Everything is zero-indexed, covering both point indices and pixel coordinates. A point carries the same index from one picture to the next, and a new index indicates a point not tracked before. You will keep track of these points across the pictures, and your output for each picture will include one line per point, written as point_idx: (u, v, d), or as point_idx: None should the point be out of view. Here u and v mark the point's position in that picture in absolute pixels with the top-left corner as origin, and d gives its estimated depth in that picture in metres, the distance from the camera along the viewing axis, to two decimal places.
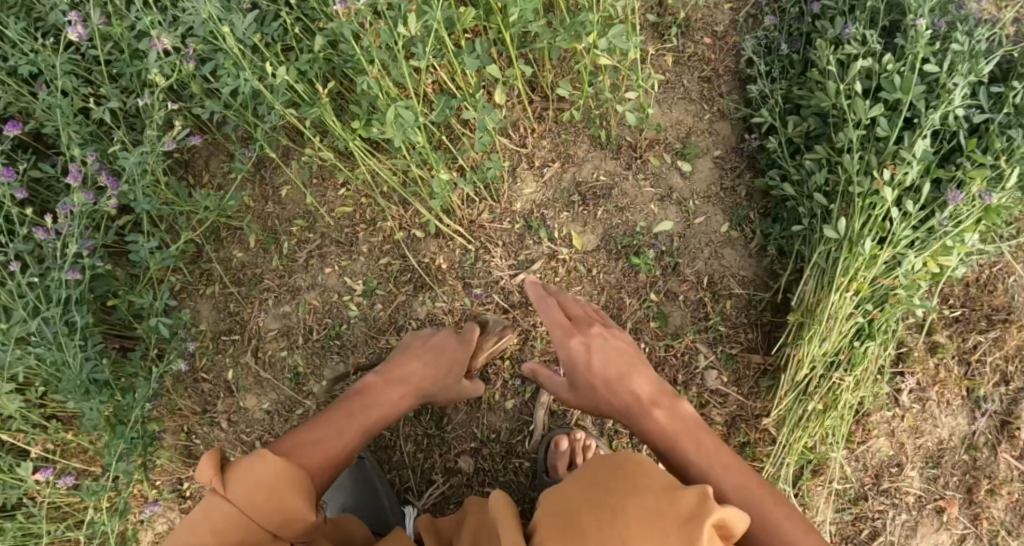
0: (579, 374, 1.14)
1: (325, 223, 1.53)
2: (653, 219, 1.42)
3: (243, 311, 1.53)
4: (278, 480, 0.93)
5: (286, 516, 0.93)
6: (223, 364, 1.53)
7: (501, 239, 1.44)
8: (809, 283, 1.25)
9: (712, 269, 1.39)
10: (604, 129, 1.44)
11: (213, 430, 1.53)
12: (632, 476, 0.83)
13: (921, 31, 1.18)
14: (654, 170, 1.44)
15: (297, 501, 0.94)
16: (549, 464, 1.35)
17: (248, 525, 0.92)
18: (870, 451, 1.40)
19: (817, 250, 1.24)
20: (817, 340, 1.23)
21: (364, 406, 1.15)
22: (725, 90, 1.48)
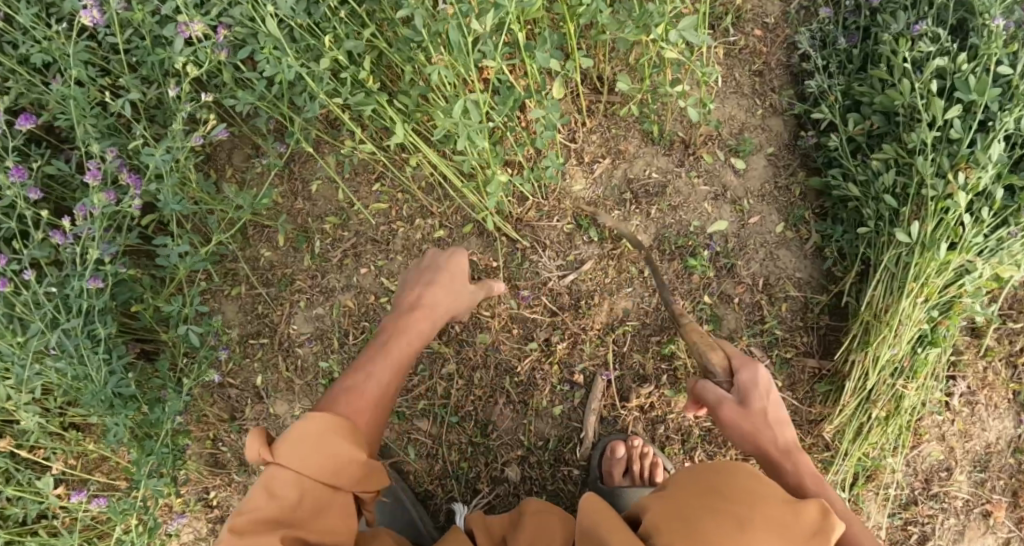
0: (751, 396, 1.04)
1: (359, 219, 1.45)
2: (707, 219, 1.37)
3: (272, 313, 1.45)
4: (325, 431, 0.92)
5: (337, 463, 0.91)
6: (252, 369, 1.46)
7: (548, 238, 1.39)
8: (878, 289, 1.21)
9: (767, 271, 1.35)
10: (656, 124, 1.38)
11: (241, 438, 1.46)
12: (751, 484, 0.80)
13: (998, 32, 1.15)
14: (707, 167, 1.38)
15: (345, 445, 0.92)
16: (604, 471, 1.32)
17: (303, 481, 0.90)
18: (921, 456, 1.34)
19: (886, 254, 1.20)
20: (886, 347, 1.19)
21: (405, 338, 1.12)
22: (777, 85, 1.43)
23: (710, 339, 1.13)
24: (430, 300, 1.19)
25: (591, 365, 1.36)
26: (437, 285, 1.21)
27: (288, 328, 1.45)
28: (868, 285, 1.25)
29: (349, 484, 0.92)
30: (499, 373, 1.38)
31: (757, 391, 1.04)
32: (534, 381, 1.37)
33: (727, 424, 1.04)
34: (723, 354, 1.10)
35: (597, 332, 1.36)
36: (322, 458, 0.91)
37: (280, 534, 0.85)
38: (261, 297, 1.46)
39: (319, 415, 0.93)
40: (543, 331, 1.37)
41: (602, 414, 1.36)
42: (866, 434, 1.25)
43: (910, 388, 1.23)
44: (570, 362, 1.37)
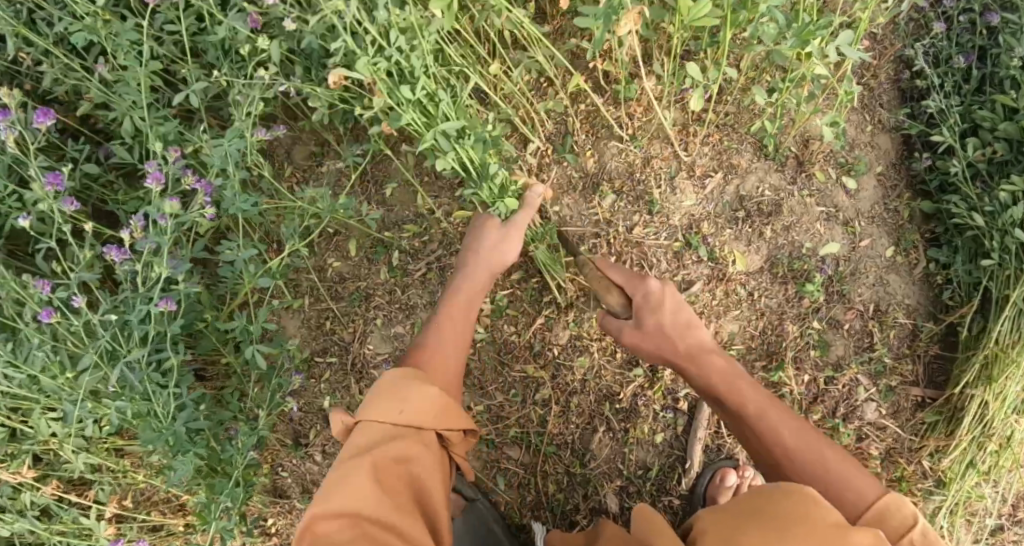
0: (703, 381, 1.02)
1: (440, 228, 1.33)
2: (819, 240, 1.31)
3: (341, 331, 1.35)
4: (384, 389, 0.90)
5: (404, 399, 0.88)
6: (319, 390, 1.34)
7: (656, 257, 1.30)
8: (1006, 323, 1.18)
9: (877, 296, 1.31)
10: (772, 139, 1.30)
11: (306, 464, 1.35)
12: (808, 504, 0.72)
13: None
14: (820, 186, 1.32)
15: (420, 386, 0.90)
16: (709, 497, 1.26)
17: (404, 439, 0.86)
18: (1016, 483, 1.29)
19: (1015, 289, 1.16)
20: (1011, 384, 1.17)
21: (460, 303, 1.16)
22: (885, 100, 1.37)
23: (605, 280, 1.16)
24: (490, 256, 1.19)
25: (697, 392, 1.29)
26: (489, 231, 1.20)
27: (364, 348, 1.34)
28: (992, 320, 1.21)
29: (433, 423, 0.88)
30: (599, 398, 1.29)
31: (669, 308, 1.05)
32: (636, 407, 1.29)
33: (637, 348, 1.07)
34: (620, 294, 1.14)
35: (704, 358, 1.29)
36: (400, 398, 0.88)
37: (367, 464, 0.81)
38: (332, 313, 1.35)
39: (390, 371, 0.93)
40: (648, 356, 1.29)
41: (707, 443, 1.29)
42: (976, 468, 1.22)
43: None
44: (674, 389, 1.29)
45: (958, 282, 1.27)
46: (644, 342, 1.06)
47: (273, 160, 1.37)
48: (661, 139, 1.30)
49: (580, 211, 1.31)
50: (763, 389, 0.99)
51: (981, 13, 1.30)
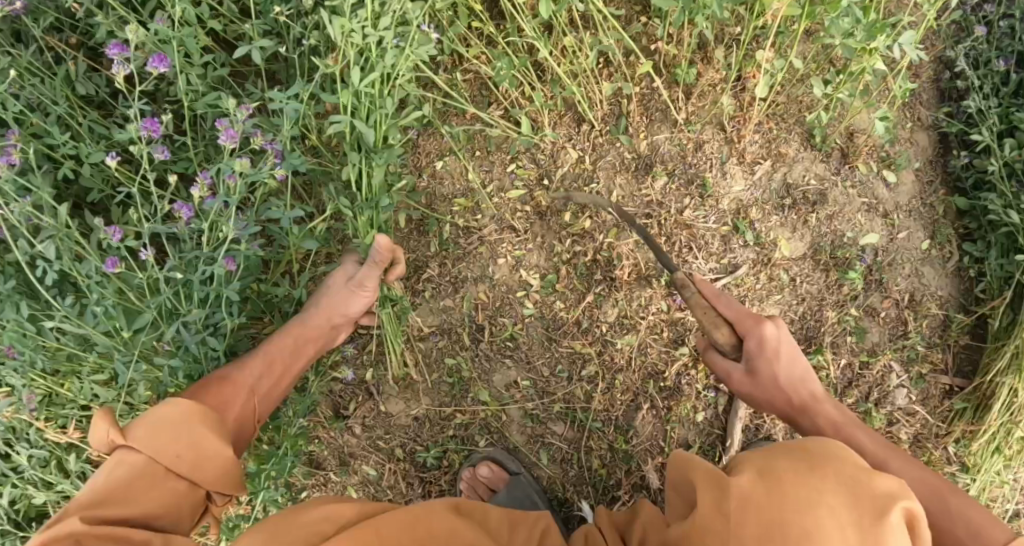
0: (769, 384, 1.01)
1: (492, 203, 1.34)
2: (859, 230, 1.36)
3: None
4: (190, 415, 0.88)
5: (176, 450, 0.86)
6: (362, 361, 1.34)
7: (704, 240, 1.32)
8: None
9: (912, 287, 1.36)
10: (820, 130, 1.34)
11: (344, 436, 1.34)
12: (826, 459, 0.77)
13: None
14: (863, 178, 1.36)
15: (198, 428, 0.88)
16: None
17: (155, 476, 0.85)
18: None
19: None
20: None
21: (295, 347, 1.13)
22: (924, 99, 1.43)
23: (710, 311, 1.02)
24: (336, 304, 1.15)
25: None
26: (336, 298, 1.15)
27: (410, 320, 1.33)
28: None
29: (182, 470, 0.86)
30: (643, 376, 1.32)
31: (786, 357, 1.00)
32: (680, 385, 1.31)
33: (744, 393, 1.03)
34: (728, 328, 1.02)
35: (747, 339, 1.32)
36: (160, 442, 0.86)
37: (79, 517, 0.78)
38: None
39: (183, 400, 0.89)
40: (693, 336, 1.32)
41: (746, 423, 1.32)
42: (1003, 455, 1.27)
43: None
44: None
45: (990, 276, 1.31)
46: (754, 389, 1.02)
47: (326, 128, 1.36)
48: (714, 124, 1.33)
49: (632, 191, 1.33)
50: (841, 411, 1.02)
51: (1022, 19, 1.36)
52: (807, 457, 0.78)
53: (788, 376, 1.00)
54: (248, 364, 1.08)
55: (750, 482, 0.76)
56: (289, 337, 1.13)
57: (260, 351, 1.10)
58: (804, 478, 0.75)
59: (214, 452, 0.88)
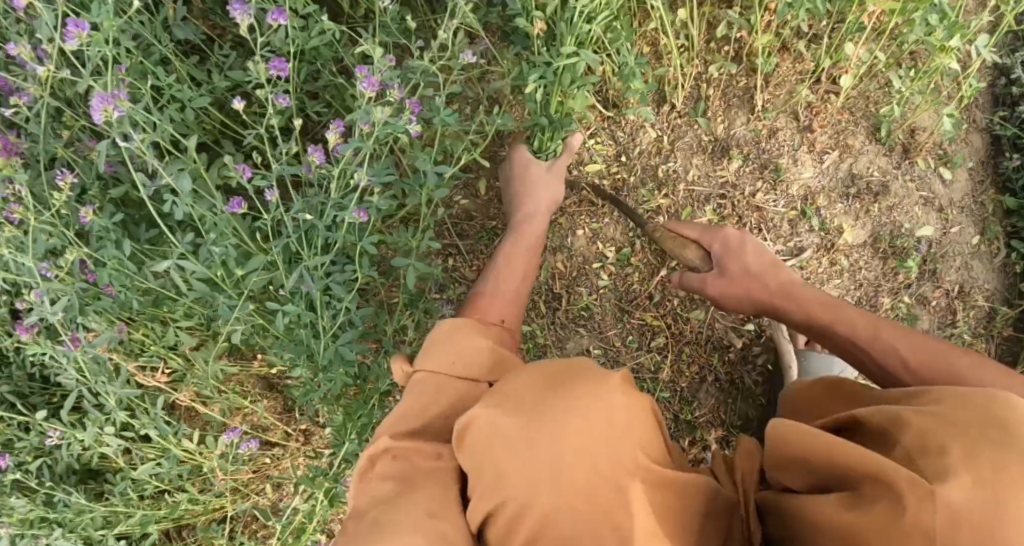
0: (744, 286, 1.03)
1: (571, 177, 1.38)
2: (916, 222, 1.43)
3: (466, 268, 1.37)
4: (464, 333, 0.94)
5: (466, 358, 0.92)
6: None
7: (774, 222, 1.38)
8: None
9: (962, 279, 1.43)
10: (886, 124, 1.41)
11: None
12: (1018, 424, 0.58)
13: None
14: (920, 173, 1.44)
15: (480, 339, 0.93)
16: None
17: (454, 384, 0.90)
18: None
19: None
20: None
21: (522, 248, 1.16)
22: (980, 101, 1.50)
23: (673, 237, 1.12)
24: (531, 198, 1.20)
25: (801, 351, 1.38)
26: (529, 193, 1.21)
27: None
28: None
29: (479, 374, 0.91)
30: (710, 350, 1.37)
31: (752, 253, 1.03)
32: (744, 360, 1.37)
33: (722, 297, 1.06)
34: (694, 245, 1.09)
35: None
36: (455, 350, 0.92)
37: (387, 436, 0.86)
38: (455, 249, 1.37)
39: (452, 319, 0.96)
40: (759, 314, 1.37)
41: None
42: None
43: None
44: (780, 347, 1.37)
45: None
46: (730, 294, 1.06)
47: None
48: (787, 112, 1.39)
49: (707, 173, 1.38)
50: (822, 294, 0.99)
51: None
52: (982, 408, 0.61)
53: (756, 267, 1.03)
54: (494, 283, 1.11)
55: (936, 455, 0.58)
56: (530, 255, 1.16)
57: (493, 276, 1.12)
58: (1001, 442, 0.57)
59: (481, 356, 0.92)
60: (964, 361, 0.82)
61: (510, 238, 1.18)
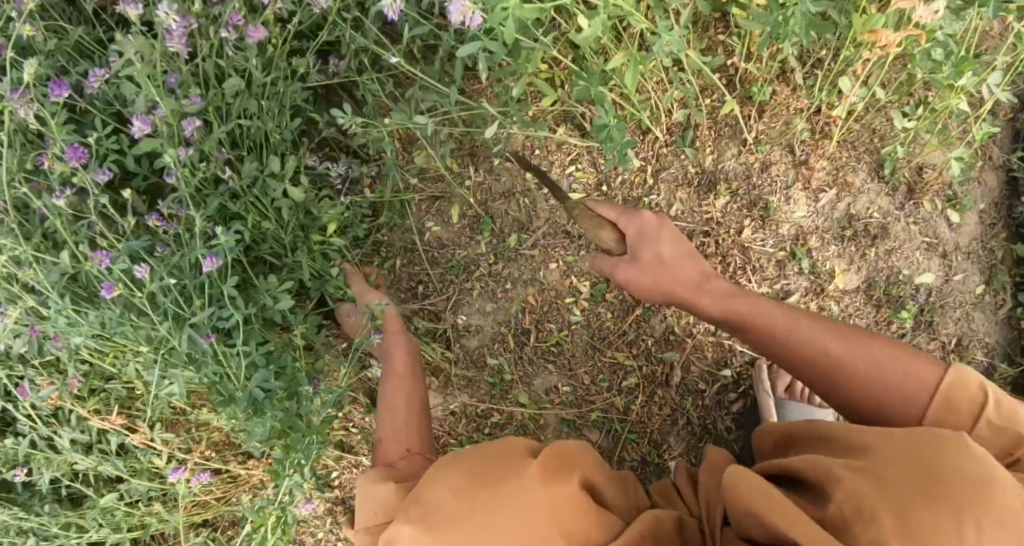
0: (634, 285, 0.97)
1: (548, 206, 1.31)
2: (916, 268, 1.34)
3: (435, 296, 1.32)
4: (366, 490, 0.95)
5: (380, 502, 0.93)
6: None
7: (760, 263, 1.30)
8: None
9: (961, 331, 1.35)
10: (891, 161, 1.31)
11: None
12: (948, 502, 0.62)
13: None
14: (925, 215, 1.34)
15: (383, 485, 0.94)
16: None
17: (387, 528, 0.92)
18: None
19: None
20: None
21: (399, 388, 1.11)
22: (1001, 136, 1.40)
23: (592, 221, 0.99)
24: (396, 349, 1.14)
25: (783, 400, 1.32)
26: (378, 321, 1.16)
27: (456, 317, 1.31)
28: None
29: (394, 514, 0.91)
30: (683, 393, 1.31)
31: (669, 241, 0.97)
32: (719, 406, 1.31)
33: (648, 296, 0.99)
34: (614, 232, 0.98)
35: None
36: (370, 503, 0.94)
37: None
38: (424, 276, 1.32)
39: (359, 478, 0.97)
40: (738, 358, 1.30)
41: None
42: None
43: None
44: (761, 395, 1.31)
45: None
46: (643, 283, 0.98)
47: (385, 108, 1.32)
48: (784, 145, 1.30)
49: (693, 209, 1.30)
50: (755, 296, 0.96)
51: None
52: (931, 450, 0.66)
53: (672, 262, 0.97)
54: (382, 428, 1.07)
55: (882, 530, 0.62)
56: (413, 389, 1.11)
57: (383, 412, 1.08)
58: (948, 484, 0.63)
59: (385, 494, 0.93)
60: (896, 368, 0.82)
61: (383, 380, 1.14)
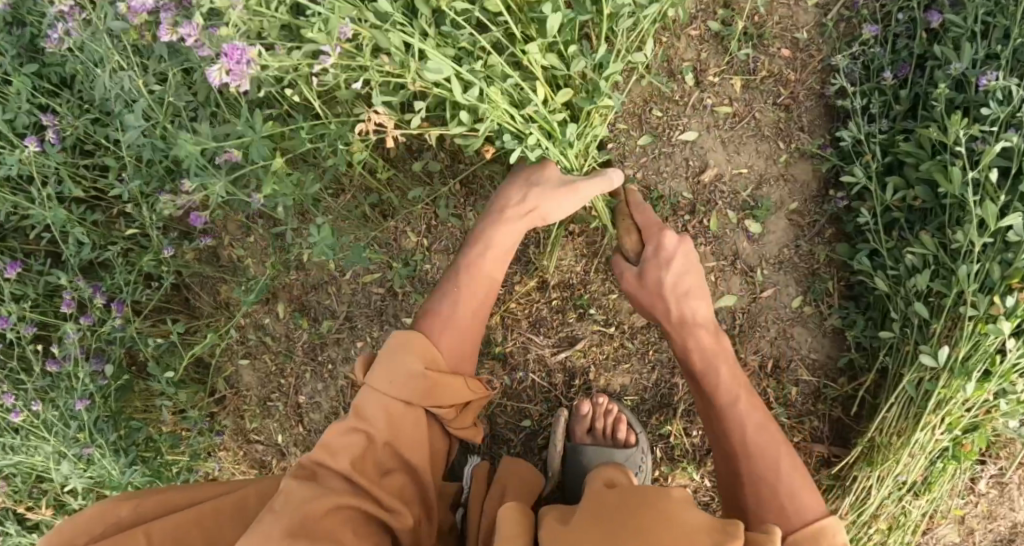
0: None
1: (350, 289, 1.42)
2: (712, 293, 1.27)
3: (284, 380, 1.46)
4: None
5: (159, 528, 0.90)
6: (272, 428, 1.47)
7: (540, 319, 1.32)
8: (890, 411, 1.12)
9: (780, 352, 1.26)
10: (656, 187, 1.27)
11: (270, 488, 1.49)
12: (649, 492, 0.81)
13: None
14: (716, 233, 1.26)
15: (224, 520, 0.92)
16: (569, 427, 1.31)
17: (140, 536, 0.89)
18: (936, 541, 1.30)
19: (906, 374, 1.10)
20: (893, 474, 1.12)
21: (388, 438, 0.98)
22: (806, 122, 1.27)
23: (385, 405, 0.98)
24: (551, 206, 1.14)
25: (589, 423, 1.30)
26: (375, 391, 0.99)
27: (298, 397, 1.46)
28: (885, 397, 1.15)
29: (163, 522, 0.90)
30: (494, 443, 1.36)
31: (383, 383, 0.99)
32: (531, 447, 1.35)
33: (378, 400, 0.99)
34: (398, 402, 0.99)
35: (606, 399, 1.30)
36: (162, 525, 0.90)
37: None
38: (262, 362, 1.47)
39: (373, 398, 0.99)
40: (535, 406, 1.34)
41: (568, 436, 1.31)
42: (865, 541, 1.19)
43: (918, 500, 1.17)
44: (550, 419, 1.33)
45: (853, 346, 1.21)
46: (372, 424, 0.97)
47: (211, 228, 1.44)
48: None
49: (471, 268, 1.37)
50: (761, 416, 1.03)
51: (920, 13, 1.17)
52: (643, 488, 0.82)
53: (341, 453, 0.95)
54: (451, 306, 1.12)
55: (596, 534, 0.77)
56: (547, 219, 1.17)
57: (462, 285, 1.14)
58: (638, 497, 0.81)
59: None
60: (761, 442, 1.01)
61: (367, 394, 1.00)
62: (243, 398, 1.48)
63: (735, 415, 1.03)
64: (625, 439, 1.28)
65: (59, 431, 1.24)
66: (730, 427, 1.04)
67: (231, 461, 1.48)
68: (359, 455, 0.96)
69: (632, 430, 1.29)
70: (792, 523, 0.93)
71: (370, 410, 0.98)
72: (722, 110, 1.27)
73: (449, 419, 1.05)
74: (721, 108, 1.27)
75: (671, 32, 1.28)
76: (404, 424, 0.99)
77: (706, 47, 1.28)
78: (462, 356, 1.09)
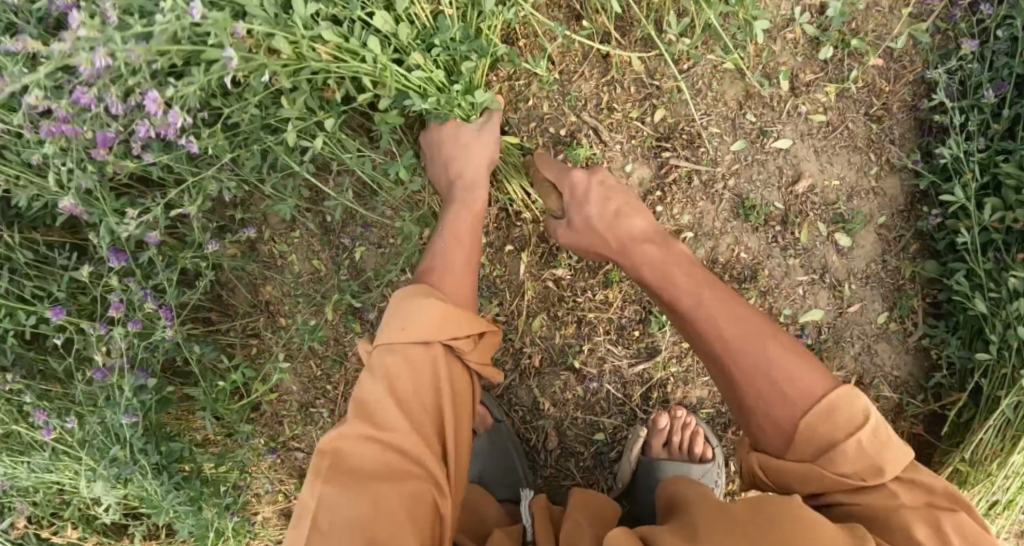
0: None
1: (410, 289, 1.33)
2: (800, 306, 1.24)
3: (332, 385, 1.37)
4: None
5: None
6: (315, 435, 1.38)
7: (618, 329, 1.26)
8: (986, 433, 1.11)
9: (863, 367, 1.24)
10: (749, 197, 1.23)
11: None
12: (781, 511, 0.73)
13: None
14: (806, 245, 1.23)
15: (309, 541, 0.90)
16: (643, 442, 1.26)
17: None
18: None
19: (1006, 398, 1.09)
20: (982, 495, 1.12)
21: (407, 384, 0.85)
22: (897, 135, 1.24)
23: (414, 349, 0.86)
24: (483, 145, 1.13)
25: (665, 439, 1.24)
26: (399, 331, 0.86)
27: (347, 405, 1.37)
28: (978, 418, 1.14)
29: None
30: (562, 455, 1.30)
31: (415, 313, 0.87)
32: (601, 459, 1.30)
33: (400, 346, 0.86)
34: (423, 330, 0.86)
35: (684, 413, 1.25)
36: None
37: None
38: (308, 365, 1.37)
39: (371, 383, 0.85)
40: (609, 419, 1.29)
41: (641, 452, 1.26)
42: None
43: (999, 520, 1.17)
44: (624, 433, 1.29)
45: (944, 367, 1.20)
46: (391, 376, 0.85)
47: (254, 219, 1.31)
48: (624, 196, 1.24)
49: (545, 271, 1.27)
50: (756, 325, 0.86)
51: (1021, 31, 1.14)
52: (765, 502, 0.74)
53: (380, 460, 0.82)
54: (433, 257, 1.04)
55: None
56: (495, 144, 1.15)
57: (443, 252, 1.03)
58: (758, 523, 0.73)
59: None
60: (780, 354, 0.83)
61: (364, 390, 0.85)
62: (285, 402, 1.38)
63: (733, 356, 0.85)
64: (701, 454, 1.24)
65: (96, 450, 1.12)
66: (707, 328, 0.88)
67: (270, 470, 1.38)
68: (387, 387, 0.84)
69: (708, 444, 1.25)
70: (857, 456, 0.76)
71: (364, 402, 0.84)
72: (815, 118, 1.24)
73: (465, 350, 0.90)
74: (815, 117, 1.24)
75: (767, 35, 1.23)
76: (423, 367, 0.86)
77: (802, 51, 1.24)
78: (468, 300, 1.00)
